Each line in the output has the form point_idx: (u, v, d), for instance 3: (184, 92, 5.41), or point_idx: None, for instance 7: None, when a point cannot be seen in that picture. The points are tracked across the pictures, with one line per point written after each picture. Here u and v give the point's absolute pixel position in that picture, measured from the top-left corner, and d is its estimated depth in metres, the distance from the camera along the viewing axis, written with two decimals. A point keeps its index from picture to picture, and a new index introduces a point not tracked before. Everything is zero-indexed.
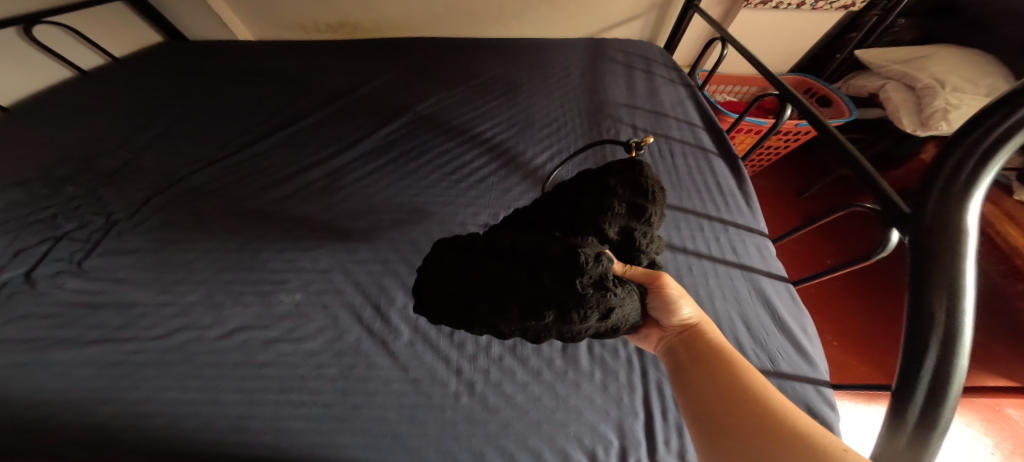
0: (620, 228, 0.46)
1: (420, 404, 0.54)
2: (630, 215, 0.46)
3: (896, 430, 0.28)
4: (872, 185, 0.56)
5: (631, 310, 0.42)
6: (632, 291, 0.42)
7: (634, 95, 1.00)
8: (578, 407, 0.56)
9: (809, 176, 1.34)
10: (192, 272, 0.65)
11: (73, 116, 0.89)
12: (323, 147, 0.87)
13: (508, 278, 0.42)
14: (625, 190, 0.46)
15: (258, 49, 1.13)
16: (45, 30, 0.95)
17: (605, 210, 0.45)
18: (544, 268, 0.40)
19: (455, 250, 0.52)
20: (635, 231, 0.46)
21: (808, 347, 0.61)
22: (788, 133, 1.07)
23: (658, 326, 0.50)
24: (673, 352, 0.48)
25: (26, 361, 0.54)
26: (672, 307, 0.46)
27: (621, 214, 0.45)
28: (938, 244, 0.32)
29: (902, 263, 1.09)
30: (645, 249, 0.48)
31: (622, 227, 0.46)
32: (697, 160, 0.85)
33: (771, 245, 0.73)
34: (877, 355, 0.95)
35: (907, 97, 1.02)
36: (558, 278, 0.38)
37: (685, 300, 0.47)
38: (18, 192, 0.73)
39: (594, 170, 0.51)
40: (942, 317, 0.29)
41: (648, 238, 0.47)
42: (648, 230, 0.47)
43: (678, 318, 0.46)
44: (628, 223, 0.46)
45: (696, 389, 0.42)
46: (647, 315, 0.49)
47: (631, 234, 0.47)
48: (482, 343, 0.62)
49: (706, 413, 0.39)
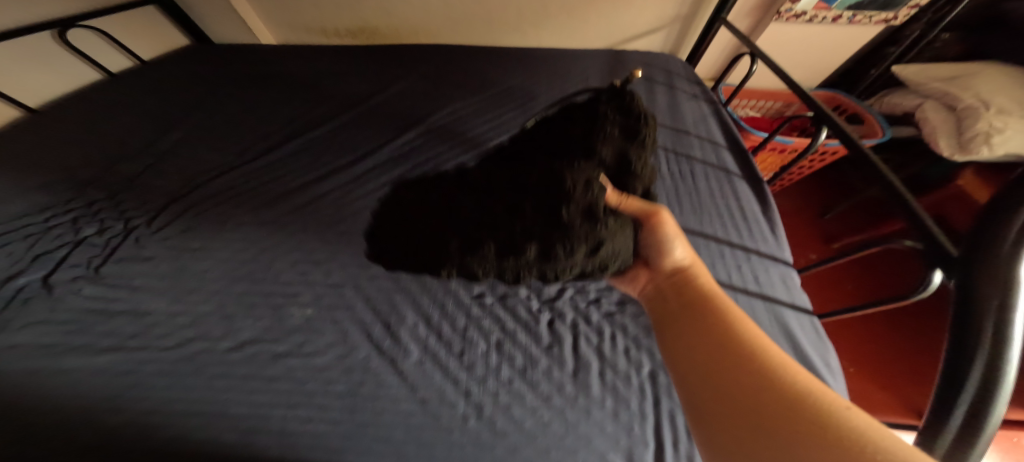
0: (614, 152, 0.54)
1: (426, 426, 0.53)
2: (621, 139, 0.55)
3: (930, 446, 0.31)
4: (912, 217, 0.51)
5: (622, 245, 0.50)
6: (624, 228, 0.49)
7: (655, 111, 0.97)
8: (588, 433, 0.52)
9: (832, 197, 1.30)
10: (206, 282, 0.66)
11: (98, 118, 0.90)
12: (338, 157, 0.87)
13: (510, 206, 0.50)
14: (615, 115, 0.56)
15: (278, 53, 1.13)
16: (79, 34, 0.97)
17: (597, 132, 0.53)
18: (541, 199, 0.48)
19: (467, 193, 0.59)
20: (626, 156, 0.54)
21: (831, 383, 0.58)
22: (817, 154, 1.03)
23: (648, 267, 0.54)
24: (661, 292, 0.52)
25: (42, 367, 0.54)
26: (666, 245, 0.51)
27: (614, 138, 0.54)
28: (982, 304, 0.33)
29: (945, 296, 1.06)
30: (637, 175, 0.55)
31: (615, 151, 0.54)
32: (720, 182, 0.83)
33: (796, 276, 0.70)
34: (917, 393, 0.91)
35: (946, 117, 0.98)
36: (551, 209, 0.47)
37: (679, 240, 0.52)
38: (41, 194, 0.74)
39: (586, 105, 0.60)
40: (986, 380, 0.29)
41: (639, 162, 0.55)
42: (637, 155, 0.55)
43: (671, 259, 0.51)
44: (620, 149, 0.54)
45: (685, 329, 0.45)
46: (640, 254, 0.54)
47: (624, 158, 0.54)
48: (492, 364, 0.59)
49: (695, 348, 0.42)
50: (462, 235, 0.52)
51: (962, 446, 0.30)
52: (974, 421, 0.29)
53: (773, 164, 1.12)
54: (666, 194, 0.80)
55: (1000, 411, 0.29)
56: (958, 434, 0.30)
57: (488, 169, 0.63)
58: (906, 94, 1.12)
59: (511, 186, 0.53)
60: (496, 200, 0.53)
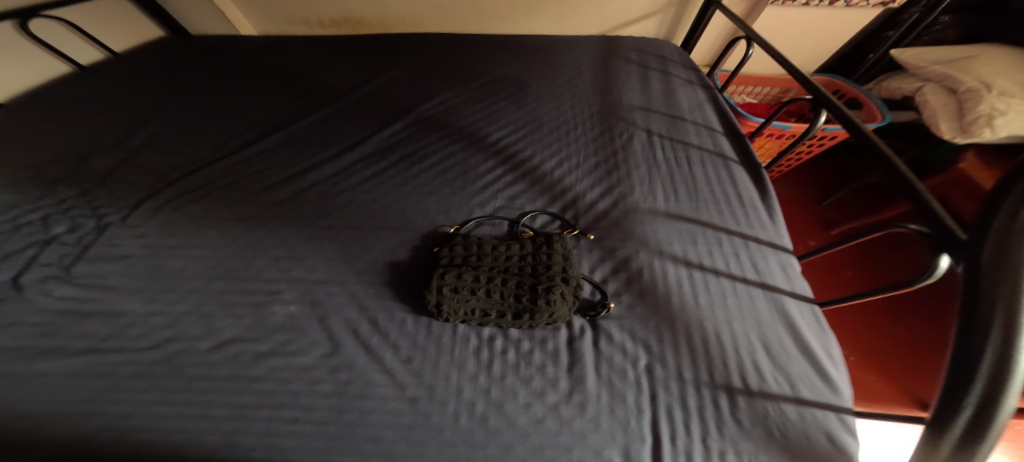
0: (563, 256, 0.64)
1: (416, 426, 0.49)
2: (562, 240, 0.66)
3: (936, 441, 0.30)
4: (915, 198, 0.47)
5: (566, 313, 0.59)
6: (568, 301, 0.59)
7: (649, 97, 0.95)
8: (583, 430, 0.50)
9: (832, 184, 1.28)
10: (184, 280, 0.63)
11: (71, 113, 0.87)
12: (322, 149, 0.84)
13: (480, 285, 0.60)
14: (559, 229, 0.71)
15: (259, 44, 1.10)
16: (43, 24, 0.93)
17: (558, 216, 0.73)
18: (506, 279, 0.61)
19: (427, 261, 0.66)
20: (571, 257, 0.64)
21: (833, 373, 0.55)
22: (816, 139, 1.01)
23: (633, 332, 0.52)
24: None
25: (11, 371, 0.52)
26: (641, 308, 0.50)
27: (561, 245, 0.65)
28: (989, 283, 0.31)
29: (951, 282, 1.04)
30: (573, 262, 0.64)
31: (564, 253, 0.64)
32: (717, 169, 0.80)
33: (796, 263, 0.68)
34: (918, 383, 0.90)
35: (947, 100, 0.95)
36: (514, 295, 0.59)
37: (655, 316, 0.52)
38: (9, 192, 0.71)
39: (533, 214, 0.73)
40: (988, 368, 0.28)
41: (574, 258, 0.65)
42: (569, 250, 0.65)
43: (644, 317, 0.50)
44: (567, 251, 0.65)
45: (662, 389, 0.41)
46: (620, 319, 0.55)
47: (570, 256, 0.65)
48: (484, 359, 0.56)
49: None
50: (434, 280, 0.61)
51: (975, 440, 0.28)
52: (986, 413, 0.28)
53: (770, 150, 1.10)
54: (662, 182, 0.78)
55: (1012, 404, 0.27)
56: (968, 427, 0.28)
57: (450, 236, 0.69)
58: (907, 77, 1.09)
59: (468, 247, 0.65)
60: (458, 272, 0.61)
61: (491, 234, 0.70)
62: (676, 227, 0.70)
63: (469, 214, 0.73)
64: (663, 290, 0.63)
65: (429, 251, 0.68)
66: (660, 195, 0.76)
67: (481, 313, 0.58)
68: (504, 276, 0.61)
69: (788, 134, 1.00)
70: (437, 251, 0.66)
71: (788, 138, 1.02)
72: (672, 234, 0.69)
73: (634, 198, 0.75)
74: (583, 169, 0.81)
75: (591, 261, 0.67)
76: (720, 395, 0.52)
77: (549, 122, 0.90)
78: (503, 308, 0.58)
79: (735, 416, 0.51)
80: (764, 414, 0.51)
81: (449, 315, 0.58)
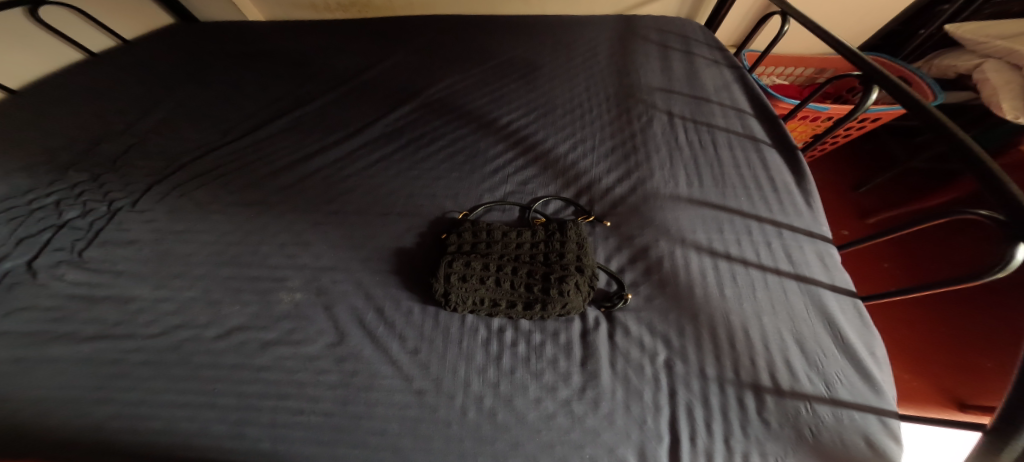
0: (577, 244, 0.60)
1: (422, 419, 0.47)
2: (575, 227, 0.62)
3: None
4: (986, 177, 0.40)
5: (579, 304, 0.55)
6: (582, 291, 0.56)
7: (671, 78, 0.89)
8: (596, 428, 0.46)
9: (870, 171, 1.19)
10: (191, 266, 0.62)
11: (81, 100, 0.88)
12: (329, 133, 0.82)
13: (490, 274, 0.57)
14: (574, 217, 0.67)
15: (267, 29, 1.08)
16: (50, 10, 0.93)
17: (571, 201, 0.69)
18: (517, 267, 0.57)
19: (437, 249, 0.63)
20: (585, 245, 0.60)
21: (875, 373, 0.50)
22: (858, 120, 0.93)
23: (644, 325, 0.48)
24: None
25: (25, 355, 0.52)
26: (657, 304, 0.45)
27: (574, 232, 0.61)
28: None
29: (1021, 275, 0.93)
30: (587, 252, 0.60)
31: (578, 242, 0.60)
32: (746, 151, 0.74)
33: (836, 253, 0.62)
34: (974, 387, 0.81)
35: (1011, 78, 0.86)
36: (525, 285, 0.56)
37: None
38: (23, 177, 0.72)
39: (547, 201, 0.69)
40: None
41: (587, 247, 0.60)
42: (583, 239, 0.61)
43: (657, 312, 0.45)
44: (581, 239, 0.61)
45: None
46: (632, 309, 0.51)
47: (583, 245, 0.60)
48: (492, 352, 0.53)
49: None
50: (444, 267, 0.58)
51: None
52: None
53: (803, 133, 1.03)
54: (684, 166, 0.73)
55: None
56: None
57: (462, 221, 0.65)
58: (963, 54, 0.99)
59: (478, 234, 0.62)
60: (468, 260, 0.58)
61: (501, 221, 0.67)
62: (700, 214, 0.66)
63: (479, 200, 0.70)
64: (681, 281, 0.58)
65: (436, 238, 0.65)
66: (682, 180, 0.71)
67: (490, 302, 0.55)
68: (515, 264, 0.58)
69: (825, 117, 0.92)
70: (445, 238, 0.63)
71: (824, 121, 0.95)
72: (695, 221, 0.65)
73: (654, 182, 0.70)
74: (599, 155, 0.76)
75: (607, 249, 0.63)
76: (747, 393, 0.48)
77: (563, 104, 0.86)
78: (514, 298, 0.55)
79: (762, 416, 0.47)
80: (795, 414, 0.46)
81: (457, 305, 0.55)
